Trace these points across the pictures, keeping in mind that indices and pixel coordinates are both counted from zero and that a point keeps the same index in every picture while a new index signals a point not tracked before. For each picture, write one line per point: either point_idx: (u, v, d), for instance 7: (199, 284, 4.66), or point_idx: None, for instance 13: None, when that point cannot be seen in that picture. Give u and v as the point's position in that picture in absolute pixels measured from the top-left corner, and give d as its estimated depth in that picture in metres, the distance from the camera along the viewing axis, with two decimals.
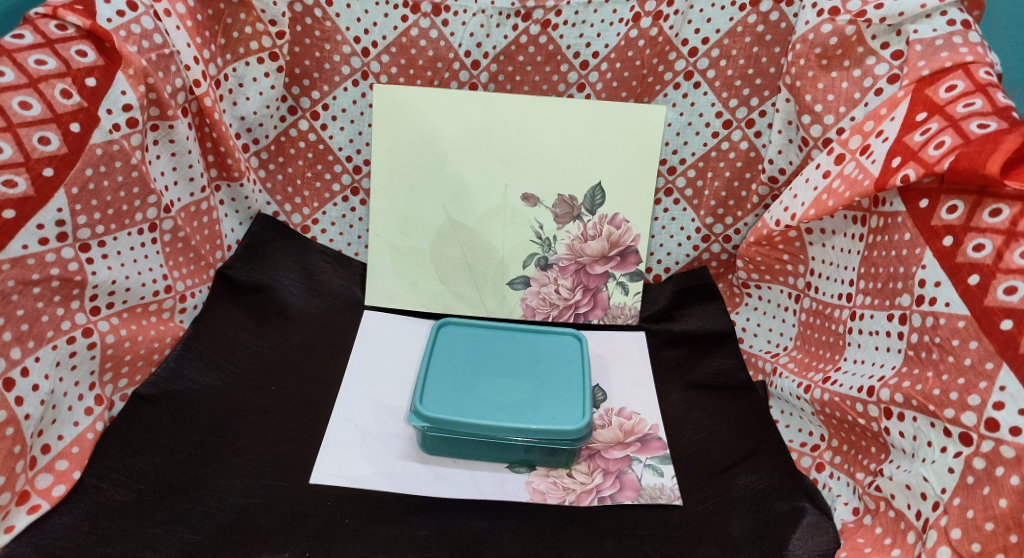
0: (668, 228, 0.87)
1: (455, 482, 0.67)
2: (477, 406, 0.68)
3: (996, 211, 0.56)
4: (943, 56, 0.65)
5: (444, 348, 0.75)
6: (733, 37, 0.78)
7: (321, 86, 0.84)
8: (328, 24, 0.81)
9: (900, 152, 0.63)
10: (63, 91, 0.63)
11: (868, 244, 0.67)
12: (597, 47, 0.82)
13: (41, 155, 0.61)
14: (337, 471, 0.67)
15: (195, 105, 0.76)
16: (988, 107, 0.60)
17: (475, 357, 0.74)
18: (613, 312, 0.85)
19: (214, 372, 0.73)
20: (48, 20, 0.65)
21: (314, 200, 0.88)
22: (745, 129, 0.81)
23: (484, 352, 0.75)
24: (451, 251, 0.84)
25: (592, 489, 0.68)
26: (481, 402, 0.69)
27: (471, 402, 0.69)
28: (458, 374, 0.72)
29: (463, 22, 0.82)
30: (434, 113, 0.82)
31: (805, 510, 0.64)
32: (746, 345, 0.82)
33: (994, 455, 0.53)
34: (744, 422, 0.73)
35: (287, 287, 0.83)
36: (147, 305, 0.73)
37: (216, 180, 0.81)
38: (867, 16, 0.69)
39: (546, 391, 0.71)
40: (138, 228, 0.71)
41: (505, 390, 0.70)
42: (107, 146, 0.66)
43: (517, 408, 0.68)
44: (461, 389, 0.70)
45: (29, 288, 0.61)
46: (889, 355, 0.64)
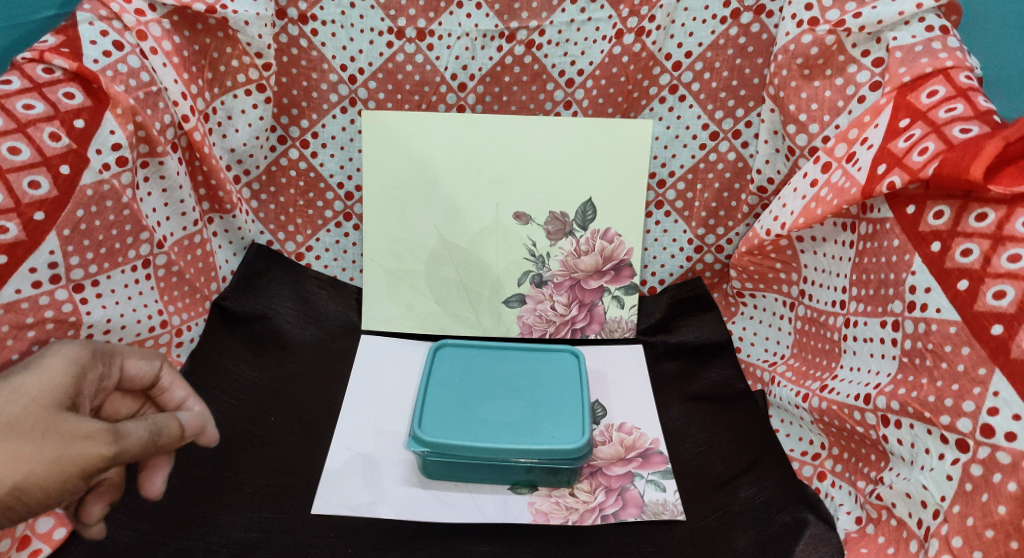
0: (661, 240, 0.87)
1: (457, 506, 0.67)
2: (476, 428, 0.68)
3: (982, 216, 0.56)
4: (924, 62, 0.65)
5: (444, 370, 0.75)
6: (715, 50, 0.79)
7: (310, 114, 0.85)
8: (314, 53, 0.82)
9: (885, 159, 0.63)
10: (52, 134, 0.63)
11: (859, 251, 0.68)
12: (582, 65, 0.83)
13: (31, 200, 0.61)
14: (338, 500, 0.67)
15: (185, 140, 0.76)
16: (969, 111, 0.61)
17: (473, 379, 0.74)
18: (610, 326, 0.85)
19: (213, 405, 0.74)
20: (35, 64, 0.65)
21: (307, 227, 0.88)
22: (732, 140, 0.82)
23: (483, 373, 0.75)
24: (446, 272, 0.84)
25: (595, 507, 0.68)
26: (480, 424, 0.69)
27: (471, 424, 0.69)
28: (457, 396, 0.72)
29: (447, 45, 0.83)
30: (423, 137, 0.83)
31: (807, 521, 0.65)
32: (743, 355, 0.82)
33: (991, 461, 0.53)
34: (744, 434, 0.73)
35: (283, 315, 0.83)
36: (144, 341, 0.73)
37: (208, 213, 0.81)
38: (846, 25, 0.70)
39: (545, 410, 0.71)
40: (131, 265, 0.71)
41: (504, 411, 0.70)
42: (98, 187, 0.66)
43: (516, 429, 0.68)
44: (460, 412, 0.70)
45: (23, 332, 0.62)
46: (884, 362, 0.64)
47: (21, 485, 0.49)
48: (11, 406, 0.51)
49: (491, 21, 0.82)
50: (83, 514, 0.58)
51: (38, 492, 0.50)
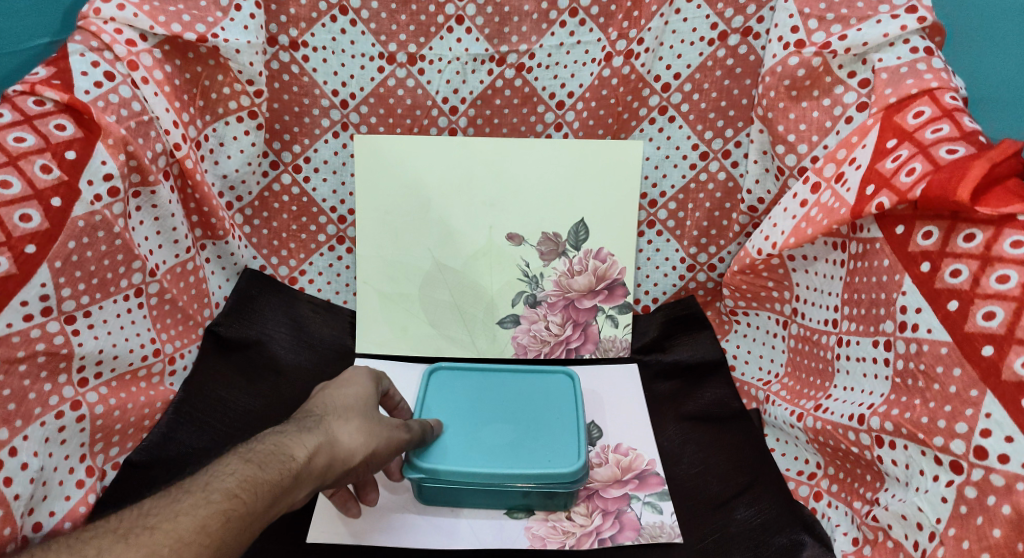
0: (653, 259, 0.87)
1: (454, 533, 0.67)
2: (472, 451, 0.68)
3: (970, 236, 0.56)
4: (909, 83, 0.66)
5: (437, 392, 0.74)
6: (704, 71, 0.80)
7: (301, 140, 0.85)
8: (305, 79, 0.82)
9: (873, 179, 0.64)
10: (43, 166, 0.63)
11: (850, 270, 0.68)
12: (572, 87, 0.83)
13: (22, 233, 0.61)
14: (333, 530, 0.67)
15: (177, 168, 0.76)
16: (955, 132, 0.61)
17: (468, 400, 0.74)
18: (604, 346, 0.85)
19: (208, 434, 0.74)
20: (26, 97, 0.65)
21: (300, 251, 0.88)
22: (722, 160, 0.82)
23: (478, 395, 0.74)
24: (439, 294, 0.84)
25: (592, 531, 0.68)
26: (476, 447, 0.68)
27: (466, 447, 0.68)
28: (452, 418, 0.71)
29: (438, 70, 0.83)
30: (416, 161, 0.83)
31: (805, 543, 0.65)
32: (738, 373, 0.82)
33: (985, 483, 0.53)
34: (740, 454, 0.73)
35: (277, 341, 0.83)
36: (136, 370, 0.73)
37: (201, 239, 0.81)
38: (832, 48, 0.70)
39: (541, 432, 0.70)
40: (123, 294, 0.71)
41: (500, 433, 0.70)
42: (89, 218, 0.66)
43: (512, 451, 0.68)
44: (456, 434, 0.70)
45: (14, 366, 0.61)
46: (877, 382, 0.64)
47: (380, 457, 0.61)
48: (366, 398, 0.63)
49: (481, 45, 0.82)
50: (359, 496, 0.68)
51: (388, 457, 0.63)
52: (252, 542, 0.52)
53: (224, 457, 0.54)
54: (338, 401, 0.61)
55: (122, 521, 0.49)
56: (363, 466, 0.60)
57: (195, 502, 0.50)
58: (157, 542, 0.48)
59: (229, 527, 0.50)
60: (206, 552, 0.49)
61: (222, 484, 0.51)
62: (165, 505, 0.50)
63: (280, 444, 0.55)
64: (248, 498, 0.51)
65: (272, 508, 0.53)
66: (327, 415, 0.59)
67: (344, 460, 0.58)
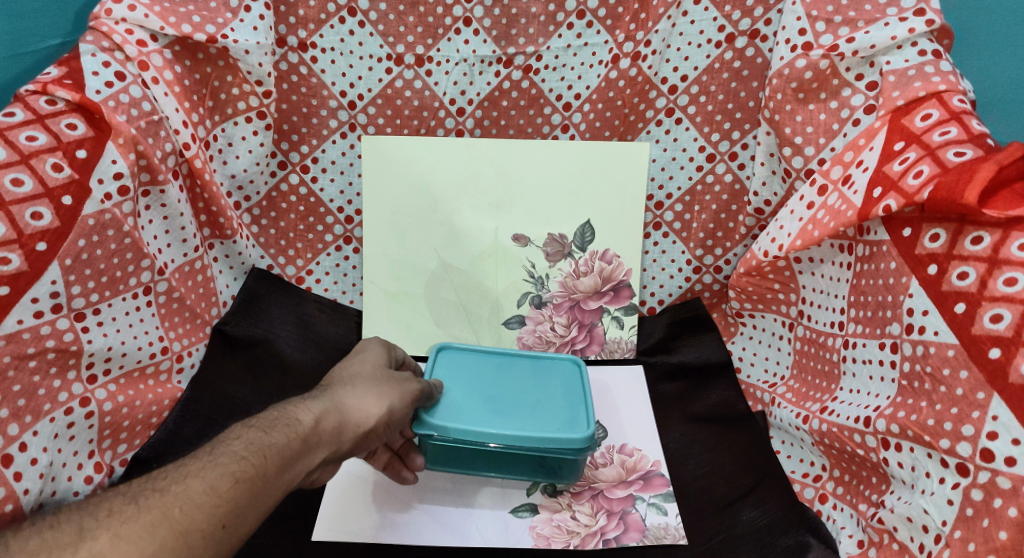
0: (659, 261, 0.87)
1: (459, 530, 0.67)
2: (484, 414, 0.67)
3: (978, 239, 0.56)
4: (917, 86, 0.66)
5: (442, 364, 0.73)
6: (711, 74, 0.80)
7: (309, 140, 0.85)
8: (313, 80, 0.83)
9: (881, 182, 0.64)
10: (54, 165, 0.64)
11: (857, 272, 0.68)
12: (579, 89, 0.84)
13: (33, 231, 0.62)
14: (339, 526, 0.67)
15: (186, 167, 0.76)
16: (963, 134, 0.61)
17: (477, 371, 0.73)
18: (610, 347, 0.85)
19: (215, 431, 0.74)
20: (38, 96, 0.66)
21: (308, 251, 0.88)
22: (728, 162, 0.82)
23: (483, 368, 0.74)
24: (446, 294, 0.84)
25: (596, 531, 0.68)
26: (489, 411, 0.68)
27: (479, 410, 0.68)
28: (464, 385, 0.71)
29: (446, 71, 0.84)
30: (422, 161, 0.83)
31: (810, 544, 0.65)
32: (743, 375, 0.82)
33: (991, 486, 0.53)
34: (746, 454, 0.73)
35: (283, 340, 0.83)
36: (145, 368, 0.73)
37: (209, 239, 0.81)
38: (839, 50, 0.71)
39: (551, 401, 0.70)
40: (132, 292, 0.71)
41: (512, 401, 0.70)
42: (99, 216, 0.67)
43: (524, 416, 0.68)
44: (469, 399, 0.69)
45: (25, 363, 0.62)
46: (883, 385, 0.64)
47: (392, 421, 0.61)
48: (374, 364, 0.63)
49: (489, 47, 0.83)
50: (406, 461, 0.69)
51: (402, 423, 0.62)
52: (267, 506, 0.53)
53: (235, 425, 0.56)
54: (346, 371, 0.62)
55: (134, 485, 0.50)
56: (377, 431, 0.60)
57: (203, 466, 0.51)
58: (170, 502, 0.49)
59: (239, 488, 0.51)
60: (217, 513, 0.49)
61: (229, 448, 0.53)
62: (174, 469, 0.51)
63: (287, 410, 0.56)
64: (257, 461, 0.52)
65: (283, 472, 0.54)
66: (335, 384, 0.60)
67: (353, 424, 0.58)
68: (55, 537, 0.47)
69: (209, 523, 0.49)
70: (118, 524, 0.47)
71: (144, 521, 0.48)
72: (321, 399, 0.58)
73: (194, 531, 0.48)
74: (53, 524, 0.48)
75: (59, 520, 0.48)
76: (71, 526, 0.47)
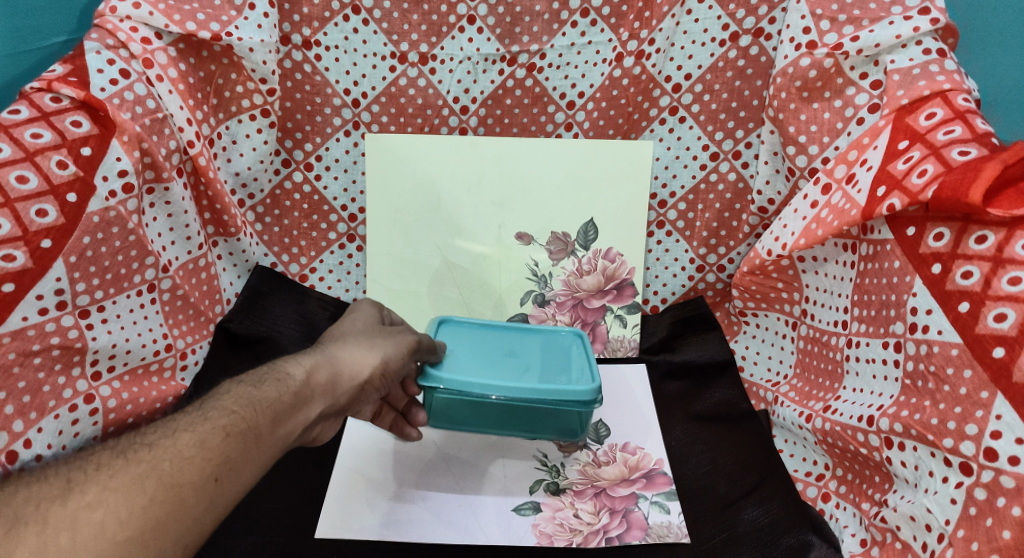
0: (662, 259, 0.87)
1: (462, 527, 0.68)
2: (491, 371, 0.68)
3: (982, 238, 0.56)
4: (921, 85, 0.66)
5: (446, 334, 0.73)
6: (715, 72, 0.80)
7: (313, 138, 0.85)
8: (317, 78, 0.83)
9: (885, 181, 0.64)
10: (60, 162, 0.64)
11: (860, 271, 0.68)
12: (583, 87, 0.84)
13: (38, 228, 0.62)
14: (341, 524, 0.67)
15: (190, 165, 0.77)
16: (967, 133, 0.61)
17: (481, 338, 0.73)
18: (613, 346, 0.85)
19: None
20: (43, 94, 0.66)
21: (311, 249, 0.89)
22: (732, 160, 0.82)
23: (487, 336, 0.74)
24: (449, 292, 0.84)
25: (599, 529, 0.68)
26: (496, 369, 0.68)
27: (486, 368, 0.68)
28: (470, 348, 0.71)
29: (450, 69, 0.84)
30: (426, 159, 0.83)
31: (812, 543, 0.66)
32: (746, 374, 0.82)
33: (995, 485, 0.53)
34: (749, 454, 0.73)
35: (286, 337, 0.83)
36: (149, 365, 0.73)
37: (213, 236, 0.82)
38: (844, 49, 0.70)
39: (556, 364, 0.71)
40: (136, 290, 0.72)
41: (518, 362, 0.70)
42: (104, 213, 0.67)
43: (531, 374, 0.68)
44: (475, 360, 0.69)
45: (30, 359, 0.62)
46: (887, 384, 0.64)
47: (378, 376, 0.63)
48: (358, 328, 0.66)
49: (492, 45, 0.83)
50: (410, 419, 0.72)
51: (389, 381, 0.64)
52: (259, 459, 0.53)
53: (223, 385, 0.57)
54: (330, 335, 0.65)
55: (124, 442, 0.51)
56: (363, 386, 0.62)
57: (193, 420, 0.52)
58: (158, 454, 0.49)
59: (229, 439, 0.51)
60: (208, 464, 0.50)
61: (218, 403, 0.54)
62: (164, 426, 0.52)
63: (275, 368, 0.58)
64: (247, 415, 0.53)
65: (274, 424, 0.55)
66: (320, 346, 0.63)
67: (339, 378, 0.61)
68: (43, 491, 0.47)
69: (201, 472, 0.49)
70: (106, 475, 0.48)
71: (133, 471, 0.48)
72: (307, 357, 0.60)
73: (184, 481, 0.48)
74: (40, 480, 0.48)
75: (46, 476, 0.48)
76: (60, 480, 0.48)
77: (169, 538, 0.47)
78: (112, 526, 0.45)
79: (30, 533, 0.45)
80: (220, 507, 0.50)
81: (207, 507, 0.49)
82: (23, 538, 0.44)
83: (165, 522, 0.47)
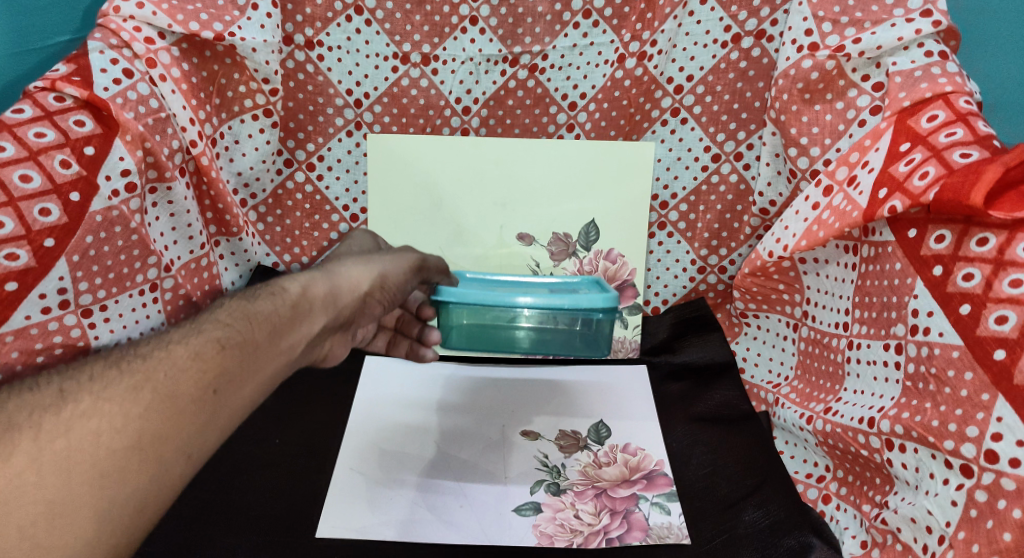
0: (664, 260, 0.87)
1: (464, 528, 0.67)
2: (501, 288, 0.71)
3: (983, 240, 0.56)
4: (924, 87, 0.66)
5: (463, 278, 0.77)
6: (717, 74, 0.80)
7: (316, 138, 0.85)
8: (320, 78, 0.83)
9: (886, 183, 0.64)
10: (62, 161, 0.65)
11: (861, 273, 0.68)
12: (585, 88, 0.84)
13: (41, 227, 0.63)
14: (343, 523, 0.67)
15: (192, 164, 0.77)
16: (969, 136, 0.61)
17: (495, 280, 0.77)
18: (614, 347, 0.86)
19: None
20: (47, 93, 0.66)
21: (313, 249, 0.89)
22: (734, 162, 0.82)
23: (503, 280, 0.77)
24: None
25: (600, 530, 0.68)
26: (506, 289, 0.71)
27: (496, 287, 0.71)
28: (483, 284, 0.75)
29: (452, 70, 0.84)
30: (427, 160, 0.83)
31: (814, 545, 0.65)
32: (747, 376, 0.82)
33: (996, 487, 0.53)
34: (749, 456, 0.73)
35: None
36: None
37: (215, 236, 0.82)
38: (846, 51, 0.71)
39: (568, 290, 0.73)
40: (138, 289, 0.72)
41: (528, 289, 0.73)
42: (107, 213, 0.67)
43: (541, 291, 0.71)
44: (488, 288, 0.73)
45: (33, 358, 0.64)
46: (888, 386, 0.64)
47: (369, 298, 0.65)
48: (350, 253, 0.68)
49: (495, 46, 0.83)
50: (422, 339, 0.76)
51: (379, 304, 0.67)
52: (256, 371, 0.55)
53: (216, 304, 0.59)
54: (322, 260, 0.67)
55: (116, 354, 0.52)
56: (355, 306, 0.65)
57: (188, 335, 0.54)
58: (154, 364, 0.51)
59: (226, 351, 0.54)
60: (205, 376, 0.52)
61: (214, 320, 0.56)
62: (158, 339, 0.53)
63: (268, 289, 0.60)
64: (243, 331, 0.55)
65: (269, 339, 0.57)
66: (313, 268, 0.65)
67: (333, 299, 0.63)
68: (36, 399, 0.48)
69: (198, 382, 0.51)
70: (99, 386, 0.49)
71: (129, 380, 0.49)
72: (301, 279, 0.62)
73: (181, 392, 0.50)
74: (32, 389, 0.49)
75: (38, 386, 0.49)
76: (52, 390, 0.49)
77: (168, 448, 0.48)
78: (108, 434, 0.47)
79: (24, 439, 0.46)
80: (219, 416, 0.52)
81: (207, 416, 0.51)
82: (17, 444, 0.45)
83: (164, 432, 0.48)
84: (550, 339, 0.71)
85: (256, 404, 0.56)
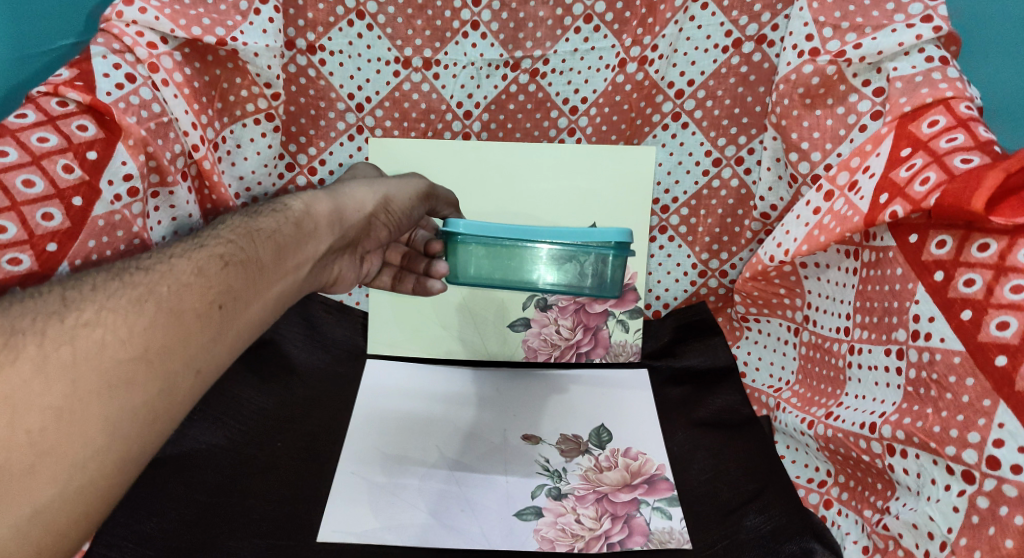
0: (665, 264, 0.87)
1: (466, 533, 0.68)
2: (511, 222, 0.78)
3: (985, 246, 0.56)
4: (924, 92, 0.66)
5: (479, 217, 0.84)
6: (718, 78, 0.80)
7: (317, 142, 0.85)
8: (321, 83, 0.83)
9: (887, 188, 0.64)
10: (65, 166, 0.65)
11: (862, 278, 0.68)
12: (586, 93, 0.84)
13: (44, 231, 0.63)
14: (346, 527, 0.68)
15: (194, 168, 0.77)
16: (970, 141, 0.61)
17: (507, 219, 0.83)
18: (615, 351, 0.85)
19: (221, 430, 0.75)
20: (49, 98, 0.66)
21: None
22: (735, 166, 0.82)
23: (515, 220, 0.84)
24: (450, 295, 0.84)
25: (601, 535, 0.69)
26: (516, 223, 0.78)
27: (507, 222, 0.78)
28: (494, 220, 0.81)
29: (453, 75, 0.84)
30: (428, 164, 0.83)
31: (814, 550, 0.66)
32: (748, 380, 0.82)
33: (997, 493, 0.53)
34: (750, 461, 0.74)
35: (290, 340, 0.84)
36: None
37: None
38: (846, 56, 0.71)
39: None
40: None
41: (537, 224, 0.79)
42: (109, 217, 0.68)
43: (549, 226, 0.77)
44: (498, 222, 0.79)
45: None
46: (889, 391, 0.64)
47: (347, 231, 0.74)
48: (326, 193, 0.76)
49: (496, 51, 0.83)
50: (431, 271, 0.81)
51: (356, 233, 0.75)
52: (251, 291, 0.61)
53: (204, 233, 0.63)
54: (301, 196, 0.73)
55: (113, 270, 0.56)
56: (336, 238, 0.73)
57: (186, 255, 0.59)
58: (158, 278, 0.55)
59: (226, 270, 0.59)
60: (209, 292, 0.57)
61: (210, 246, 0.61)
62: (157, 258, 0.58)
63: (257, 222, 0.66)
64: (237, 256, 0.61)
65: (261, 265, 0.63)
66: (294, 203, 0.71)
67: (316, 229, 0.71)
68: (39, 305, 0.51)
69: (202, 295, 0.56)
70: (103, 299, 0.52)
71: (136, 291, 0.54)
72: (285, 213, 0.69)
73: (188, 306, 0.55)
74: (35, 297, 0.51)
75: (40, 294, 0.52)
76: (54, 297, 0.52)
77: (175, 360, 0.53)
78: (116, 343, 0.50)
79: (30, 343, 0.48)
80: (221, 330, 0.57)
81: (211, 329, 0.56)
82: (24, 348, 0.48)
83: (172, 341, 0.53)
84: (556, 274, 0.78)
85: (252, 324, 0.62)
